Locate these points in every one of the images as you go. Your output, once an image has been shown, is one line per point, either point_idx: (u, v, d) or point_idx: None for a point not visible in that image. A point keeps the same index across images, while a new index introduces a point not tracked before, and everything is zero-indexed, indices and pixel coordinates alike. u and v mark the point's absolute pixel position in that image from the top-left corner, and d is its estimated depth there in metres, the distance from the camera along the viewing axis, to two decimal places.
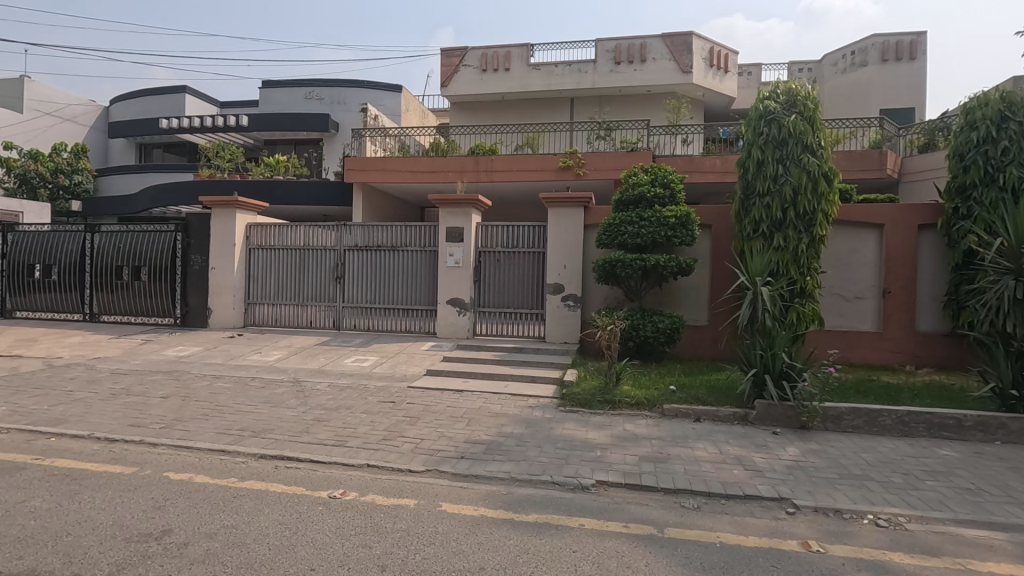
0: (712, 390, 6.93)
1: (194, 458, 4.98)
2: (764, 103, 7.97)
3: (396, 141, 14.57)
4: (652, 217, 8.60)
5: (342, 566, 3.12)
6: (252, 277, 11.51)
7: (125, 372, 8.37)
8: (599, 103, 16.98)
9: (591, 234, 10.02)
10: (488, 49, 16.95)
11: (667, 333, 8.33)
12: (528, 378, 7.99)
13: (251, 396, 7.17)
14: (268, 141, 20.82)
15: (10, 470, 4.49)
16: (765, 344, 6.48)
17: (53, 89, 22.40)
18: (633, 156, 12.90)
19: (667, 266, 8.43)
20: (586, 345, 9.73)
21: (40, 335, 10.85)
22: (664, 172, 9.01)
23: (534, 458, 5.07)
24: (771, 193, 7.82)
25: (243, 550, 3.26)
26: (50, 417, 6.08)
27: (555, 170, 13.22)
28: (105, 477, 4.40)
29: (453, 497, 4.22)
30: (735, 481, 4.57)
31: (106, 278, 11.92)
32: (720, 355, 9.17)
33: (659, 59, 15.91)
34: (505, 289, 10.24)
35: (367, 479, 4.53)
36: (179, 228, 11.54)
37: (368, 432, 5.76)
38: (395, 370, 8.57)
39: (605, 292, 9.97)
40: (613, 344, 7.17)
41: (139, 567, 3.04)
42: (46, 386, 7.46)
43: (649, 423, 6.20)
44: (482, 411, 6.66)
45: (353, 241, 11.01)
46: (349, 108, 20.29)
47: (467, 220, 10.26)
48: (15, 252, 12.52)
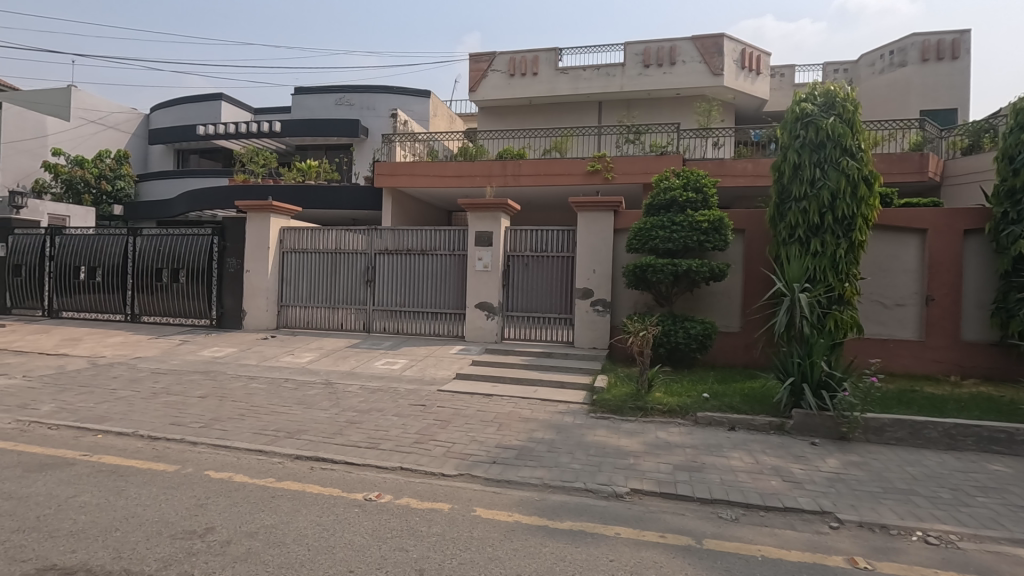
0: (746, 399, 6.79)
1: (233, 457, 5.09)
2: (800, 105, 7.83)
3: (425, 146, 14.69)
4: (684, 222, 8.48)
5: (380, 569, 3.14)
6: (285, 279, 11.74)
7: (164, 372, 8.61)
8: (627, 106, 16.88)
9: (621, 238, 9.92)
10: (516, 54, 17.00)
11: (699, 340, 8.20)
12: (557, 383, 7.94)
13: (285, 397, 7.30)
14: (300, 146, 21.26)
15: (60, 466, 4.66)
16: (803, 352, 6.31)
17: (97, 97, 23.18)
18: (662, 159, 12.77)
19: (699, 271, 8.29)
20: (616, 350, 9.66)
21: (85, 335, 11.25)
22: (697, 176, 8.89)
23: (567, 464, 5.04)
24: (807, 198, 7.65)
25: (284, 550, 3.31)
26: (95, 414, 6.29)
27: (583, 174, 13.15)
28: (150, 475, 4.52)
29: (486, 502, 4.21)
30: (773, 493, 4.45)
31: (146, 280, 12.31)
32: (754, 362, 8.99)
33: (689, 62, 15.75)
34: (534, 293, 10.23)
35: (400, 482, 4.56)
36: (216, 232, 11.86)
37: (400, 434, 5.81)
38: (425, 373, 8.62)
39: (635, 296, 9.89)
40: (644, 350, 7.09)
41: (185, 564, 3.11)
42: (91, 384, 7.72)
43: (682, 431, 6.10)
44: (512, 416, 6.65)
45: (383, 245, 11.15)
46: (378, 114, 20.57)
47: (496, 224, 10.29)
48: (61, 254, 13.01)
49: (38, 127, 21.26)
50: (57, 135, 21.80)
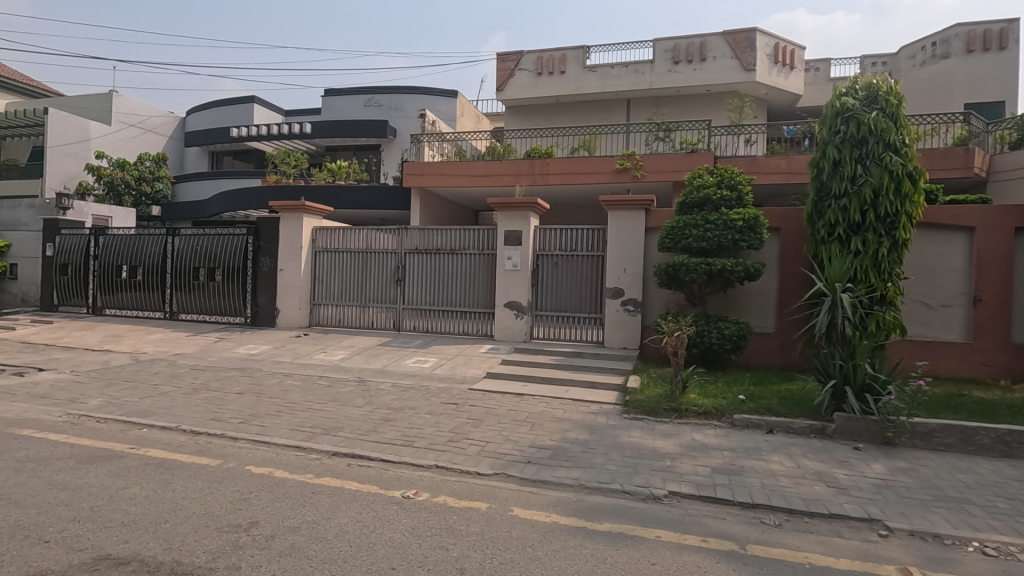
0: (785, 401, 6.66)
1: (272, 453, 5.19)
2: (841, 99, 7.63)
3: (453, 146, 14.75)
4: (718, 221, 8.33)
5: (422, 567, 3.15)
6: (317, 278, 11.94)
7: (202, 368, 8.83)
8: (656, 103, 16.66)
9: (653, 237, 9.80)
10: (544, 52, 16.95)
11: (733, 341, 8.04)
12: (588, 383, 7.89)
13: (320, 394, 7.42)
14: (330, 147, 21.60)
15: (110, 458, 4.82)
16: (845, 353, 6.14)
17: (136, 101, 23.93)
18: (693, 157, 12.58)
19: (733, 270, 8.13)
20: (647, 350, 9.55)
21: (126, 332, 11.62)
22: (731, 174, 8.71)
23: (602, 465, 4.99)
24: (848, 195, 7.42)
25: (326, 545, 3.36)
26: (139, 408, 6.48)
27: (612, 172, 13.04)
28: (194, 468, 4.64)
29: (524, 502, 4.20)
30: (817, 498, 4.33)
31: (184, 278, 12.65)
32: (790, 363, 8.79)
33: (720, 58, 15.45)
34: (563, 293, 10.18)
35: (437, 481, 4.58)
36: (251, 231, 12.10)
37: (434, 433, 5.85)
38: (455, 372, 8.66)
39: (666, 296, 9.75)
40: (679, 350, 6.99)
41: (232, 557, 3.18)
42: (135, 379, 7.97)
43: (718, 433, 5.99)
44: (545, 415, 6.62)
45: (413, 244, 11.24)
46: (406, 115, 20.75)
47: (526, 224, 10.26)
48: (104, 254, 13.47)
49: (82, 131, 22.09)
50: (100, 139, 22.61)
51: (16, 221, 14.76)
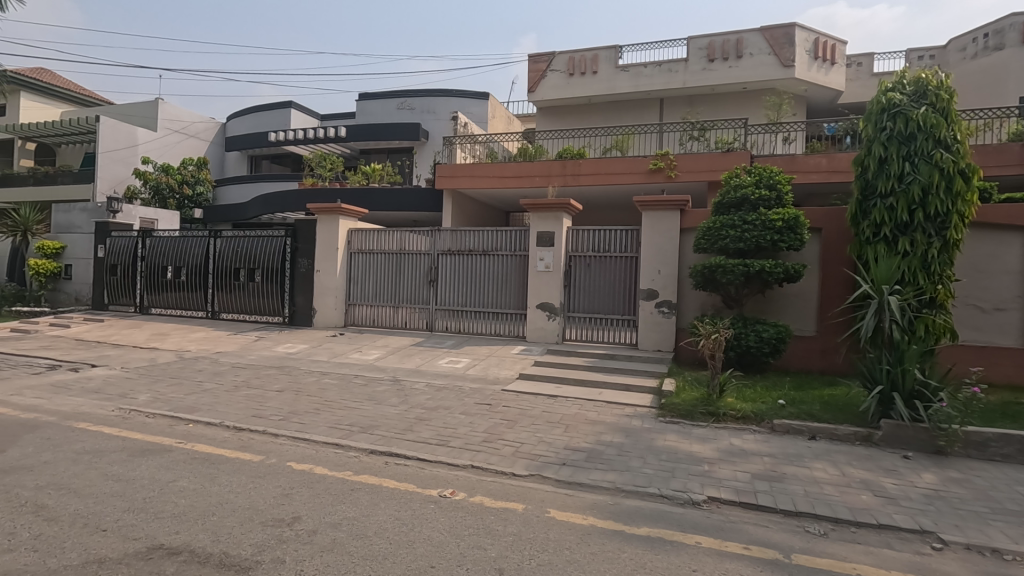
0: (827, 407, 6.46)
1: (312, 450, 5.30)
2: (887, 95, 7.38)
3: (484, 148, 14.80)
4: (756, 221, 8.12)
5: (460, 566, 3.17)
6: (352, 279, 12.15)
7: (243, 366, 9.10)
8: (690, 102, 16.40)
9: (688, 238, 9.64)
10: (575, 53, 16.87)
11: (772, 344, 7.84)
12: (622, 386, 7.80)
13: (356, 393, 7.55)
14: (363, 150, 22.01)
15: (159, 452, 5.00)
16: (893, 358, 5.93)
17: (180, 108, 24.82)
18: (729, 156, 12.32)
19: (772, 271, 7.92)
20: (682, 352, 9.39)
21: (171, 330, 12.06)
22: (770, 173, 8.50)
23: (638, 469, 4.93)
24: (895, 194, 7.14)
25: (366, 542, 3.41)
26: (185, 405, 6.72)
27: (645, 172, 12.89)
28: (237, 463, 4.77)
29: (560, 504, 4.19)
30: (864, 508, 4.18)
31: (226, 279, 13.05)
32: (831, 368, 8.52)
33: (756, 54, 15.12)
34: (596, 294, 10.11)
35: (472, 481, 4.61)
36: (289, 233, 12.39)
37: (469, 433, 5.88)
38: (488, 373, 8.68)
39: (702, 298, 9.57)
40: (717, 353, 6.85)
41: (277, 550, 3.26)
42: (180, 376, 8.27)
43: (757, 438, 5.84)
44: (579, 418, 6.58)
45: (446, 246, 11.33)
46: (438, 117, 20.94)
47: (558, 224, 10.23)
48: (151, 255, 14.02)
49: (130, 138, 23.03)
50: (146, 145, 23.53)
51: (70, 224, 15.49)
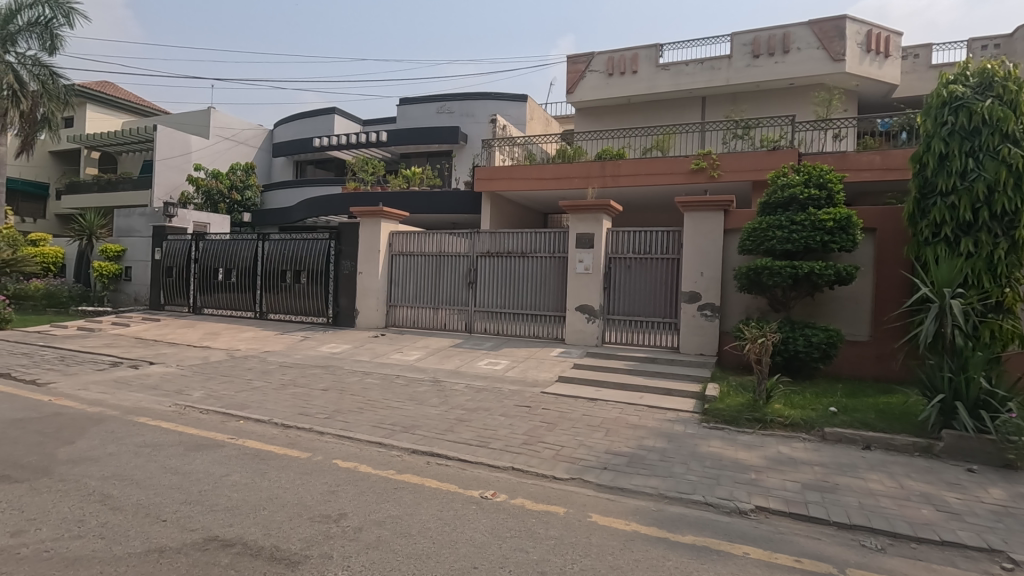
0: (883, 416, 6.17)
1: (356, 448, 5.41)
2: (948, 88, 7.01)
3: (523, 150, 14.84)
4: (805, 221, 7.85)
5: (503, 568, 3.17)
6: (393, 281, 12.38)
7: (290, 365, 9.39)
8: (733, 100, 16.03)
9: (732, 239, 9.39)
10: (615, 53, 16.72)
11: (822, 349, 7.56)
12: (663, 390, 7.66)
13: (398, 392, 7.69)
14: (404, 154, 22.42)
15: (213, 447, 5.21)
16: (956, 365, 5.62)
17: (230, 116, 25.85)
18: (775, 155, 11.94)
19: (822, 273, 7.63)
20: (725, 357, 9.16)
21: (222, 330, 12.56)
22: (820, 171, 8.20)
23: (682, 475, 4.83)
24: (957, 192, 6.78)
25: (410, 540, 3.46)
26: (236, 402, 6.98)
27: (686, 173, 12.65)
28: (286, 460, 4.93)
29: (601, 508, 4.14)
30: (926, 523, 3.97)
31: (273, 280, 13.50)
32: (886, 374, 8.15)
33: (804, 49, 14.64)
34: (636, 296, 9.98)
35: (514, 483, 4.61)
36: (333, 236, 12.71)
37: (509, 435, 5.88)
38: (527, 375, 8.67)
39: (747, 301, 9.30)
40: (763, 357, 6.64)
41: (324, 546, 3.34)
42: (231, 374, 8.60)
43: (807, 447, 5.63)
44: (620, 421, 6.50)
45: (485, 248, 11.40)
46: (478, 120, 21.11)
47: (598, 226, 10.16)
48: (204, 257, 14.65)
49: (184, 146, 24.22)
50: (199, 152, 24.67)
51: (130, 228, 16.32)
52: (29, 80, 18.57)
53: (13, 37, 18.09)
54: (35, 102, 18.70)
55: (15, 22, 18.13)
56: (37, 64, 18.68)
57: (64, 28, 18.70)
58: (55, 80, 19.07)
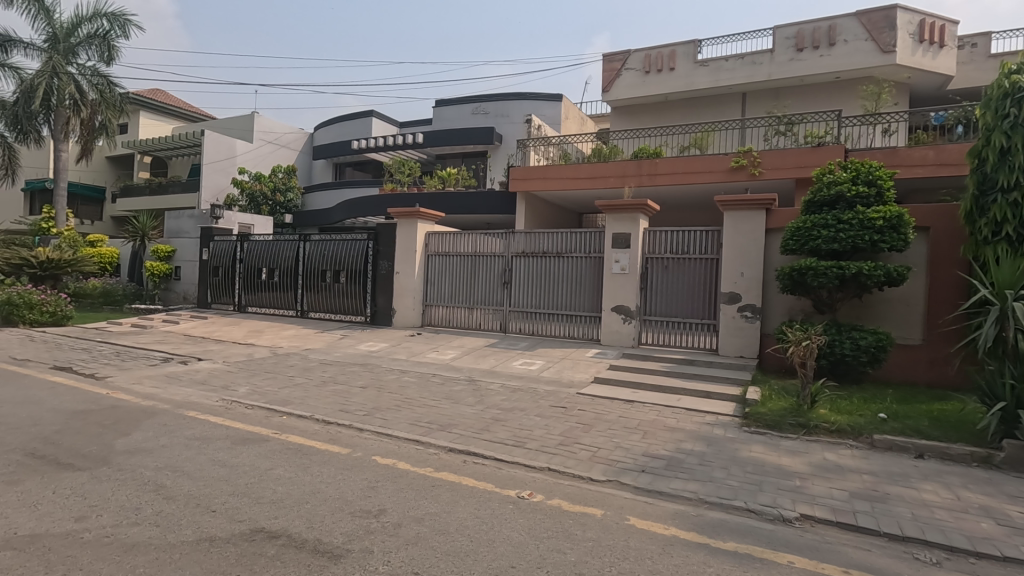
0: (937, 423, 5.90)
1: (394, 445, 5.50)
2: (1010, 78, 6.64)
3: (558, 150, 14.81)
4: (852, 220, 7.56)
5: (540, 568, 3.17)
6: (429, 281, 12.52)
7: (330, 363, 9.61)
8: (775, 96, 15.58)
9: (774, 238, 9.14)
10: (652, 50, 16.48)
11: (871, 352, 7.26)
12: (702, 393, 7.51)
13: (434, 391, 7.77)
14: (440, 155, 22.66)
15: (258, 441, 5.38)
16: (1018, 372, 5.32)
17: (273, 120, 26.62)
18: (820, 151, 11.54)
19: (872, 274, 7.34)
20: (767, 360, 8.92)
21: (266, 328, 12.95)
22: (869, 168, 7.89)
23: (722, 480, 4.72)
24: (1019, 188, 6.40)
25: (448, 538, 3.49)
26: (280, 398, 7.20)
27: (726, 171, 12.37)
28: (327, 455, 5.05)
29: (639, 512, 4.10)
30: (985, 537, 3.77)
31: (313, 280, 13.86)
32: (940, 380, 7.77)
33: (852, 41, 14.10)
34: (674, 297, 9.82)
35: (550, 483, 4.60)
36: (371, 236, 12.95)
37: (545, 435, 5.87)
38: (562, 376, 8.63)
39: (790, 302, 9.02)
40: (808, 361, 6.42)
41: (365, 540, 3.41)
42: (274, 370, 8.86)
43: (855, 454, 5.43)
44: (657, 424, 6.40)
45: (520, 248, 11.41)
46: (513, 120, 21.12)
47: (634, 225, 10.04)
48: (248, 257, 15.15)
49: (230, 150, 25.10)
50: (243, 156, 25.54)
51: (180, 229, 17.00)
52: (89, 90, 19.57)
53: (74, 49, 19.14)
54: (93, 110, 19.68)
55: (77, 34, 19.18)
56: (96, 74, 19.70)
57: (120, 39, 19.65)
58: (112, 88, 20.05)
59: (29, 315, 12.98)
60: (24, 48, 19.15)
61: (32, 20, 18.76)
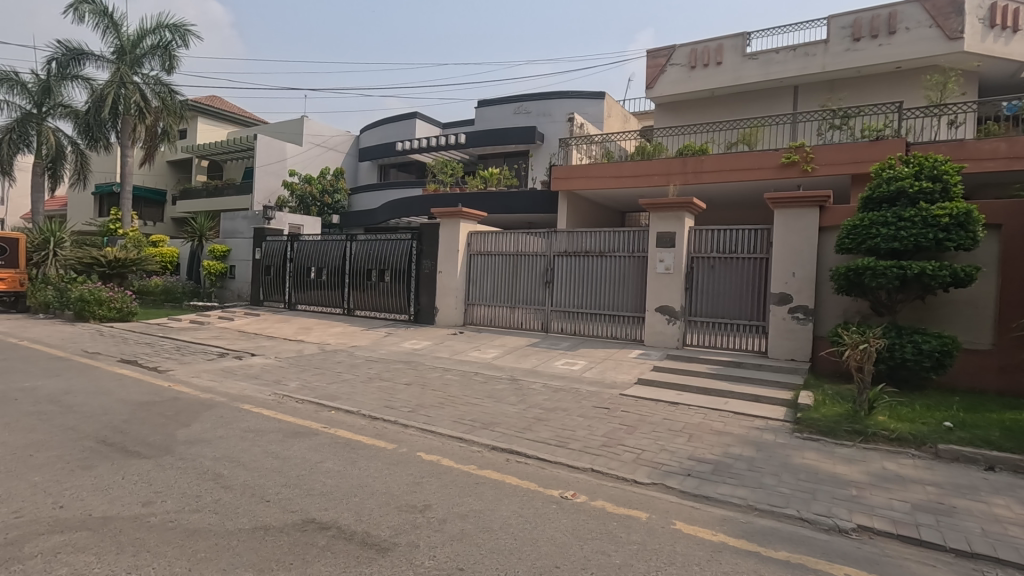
0: (1010, 434, 5.52)
1: (438, 442, 5.58)
2: None
3: (601, 148, 14.67)
4: (915, 217, 7.17)
5: (585, 569, 3.15)
6: (471, 280, 12.63)
7: (375, 360, 9.83)
8: (830, 88, 14.95)
9: (829, 237, 8.78)
10: (698, 45, 16.11)
11: (935, 357, 6.87)
12: (750, 397, 7.29)
13: (476, 389, 7.83)
14: (482, 156, 22.83)
15: (308, 435, 5.56)
16: None
17: (321, 124, 27.40)
18: (878, 145, 11.00)
19: (936, 274, 6.93)
20: (820, 363, 8.56)
21: (314, 325, 13.37)
22: (934, 162, 7.47)
23: (773, 487, 4.57)
24: None
25: (492, 535, 3.51)
26: (328, 393, 7.41)
27: (776, 167, 11.97)
28: (374, 450, 5.18)
29: (686, 516, 4.01)
30: None
31: (359, 279, 14.22)
32: (1013, 389, 7.28)
33: (914, 28, 13.40)
34: (720, 298, 9.57)
35: (593, 485, 4.56)
36: (414, 236, 13.17)
37: (588, 436, 5.82)
38: (605, 376, 8.55)
39: (845, 304, 8.65)
40: (865, 365, 6.13)
41: (411, 534, 3.47)
42: (323, 367, 9.14)
43: (917, 464, 5.15)
44: (703, 427, 6.25)
45: (562, 247, 11.36)
46: (555, 119, 21.03)
47: (679, 224, 9.84)
48: (298, 257, 15.68)
49: (281, 153, 26.06)
50: (294, 159, 26.46)
51: (234, 230, 17.74)
52: (152, 98, 20.64)
53: (139, 60, 20.24)
54: (156, 117, 20.82)
55: (142, 45, 20.27)
56: (159, 83, 20.72)
57: (181, 49, 20.66)
58: (173, 96, 21.08)
59: (99, 311, 13.85)
60: (94, 60, 20.40)
61: (102, 33, 19.94)
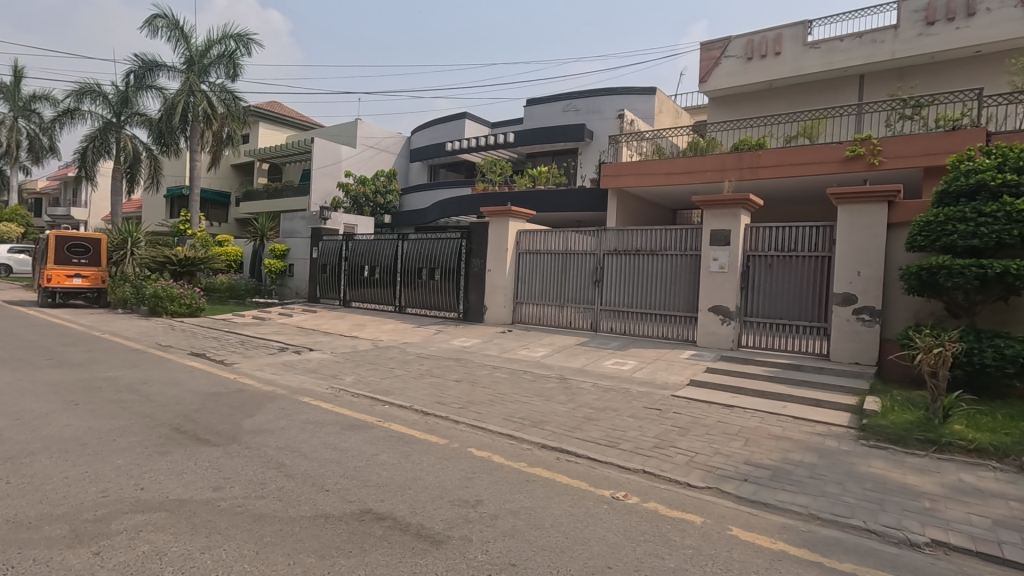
0: None
1: (488, 439, 5.64)
2: None
3: (652, 144, 14.39)
4: (997, 213, 6.68)
5: (638, 570, 3.12)
6: (520, 278, 12.66)
7: (426, 356, 10.03)
8: (900, 76, 14.12)
9: (898, 234, 8.29)
10: (755, 35, 15.53)
11: (1019, 363, 6.38)
12: (811, 401, 6.98)
13: (526, 388, 7.86)
14: (530, 154, 22.91)
15: (364, 428, 5.74)
16: None
17: (374, 126, 28.14)
18: (954, 136, 10.28)
19: (1021, 274, 6.43)
20: (887, 368, 8.11)
21: (367, 321, 13.76)
22: (1019, 153, 6.93)
23: (836, 495, 4.37)
24: None
25: (543, 533, 3.53)
26: (382, 388, 7.62)
27: (839, 161, 11.41)
28: (426, 445, 5.28)
29: (743, 522, 3.90)
30: None
31: (411, 277, 14.53)
32: None
33: (996, 9, 12.54)
34: (778, 298, 9.22)
35: (646, 486, 4.49)
36: (464, 235, 13.35)
37: (639, 437, 5.74)
38: (656, 377, 8.39)
39: (916, 305, 8.15)
40: (939, 370, 5.76)
41: (464, 529, 3.53)
42: (376, 362, 9.40)
43: (999, 478, 4.79)
44: (760, 431, 6.04)
45: (612, 246, 11.23)
46: (604, 116, 20.78)
47: (735, 222, 9.54)
48: (352, 256, 16.17)
49: (336, 155, 26.97)
50: (348, 160, 27.33)
51: (293, 230, 18.45)
52: (218, 104, 21.79)
53: (206, 69, 21.37)
54: (222, 123, 21.98)
55: (209, 55, 21.40)
56: (224, 91, 21.86)
57: (245, 57, 21.71)
58: (237, 102, 22.17)
59: (171, 307, 14.73)
60: (167, 70, 21.69)
61: (174, 45, 21.18)
